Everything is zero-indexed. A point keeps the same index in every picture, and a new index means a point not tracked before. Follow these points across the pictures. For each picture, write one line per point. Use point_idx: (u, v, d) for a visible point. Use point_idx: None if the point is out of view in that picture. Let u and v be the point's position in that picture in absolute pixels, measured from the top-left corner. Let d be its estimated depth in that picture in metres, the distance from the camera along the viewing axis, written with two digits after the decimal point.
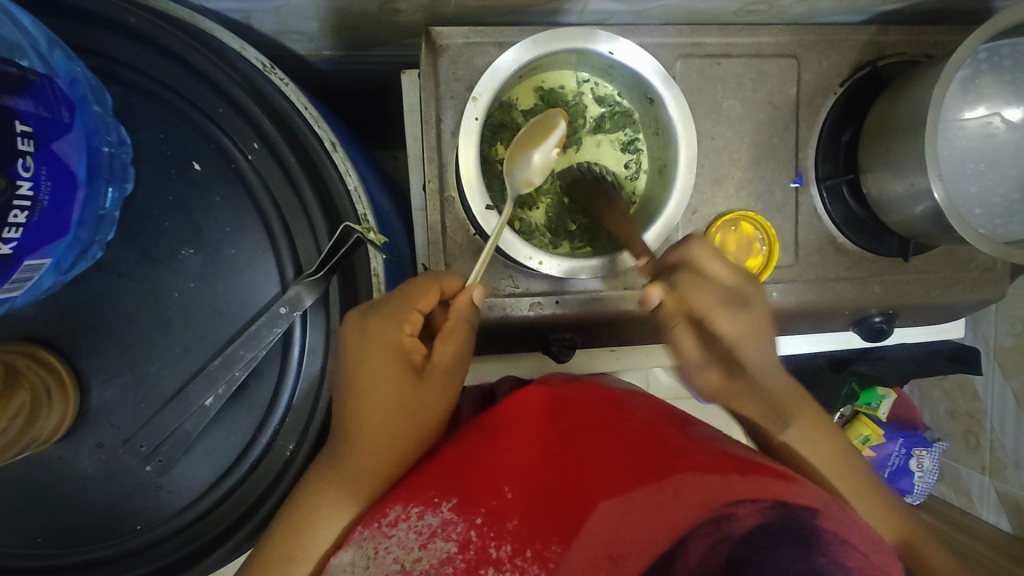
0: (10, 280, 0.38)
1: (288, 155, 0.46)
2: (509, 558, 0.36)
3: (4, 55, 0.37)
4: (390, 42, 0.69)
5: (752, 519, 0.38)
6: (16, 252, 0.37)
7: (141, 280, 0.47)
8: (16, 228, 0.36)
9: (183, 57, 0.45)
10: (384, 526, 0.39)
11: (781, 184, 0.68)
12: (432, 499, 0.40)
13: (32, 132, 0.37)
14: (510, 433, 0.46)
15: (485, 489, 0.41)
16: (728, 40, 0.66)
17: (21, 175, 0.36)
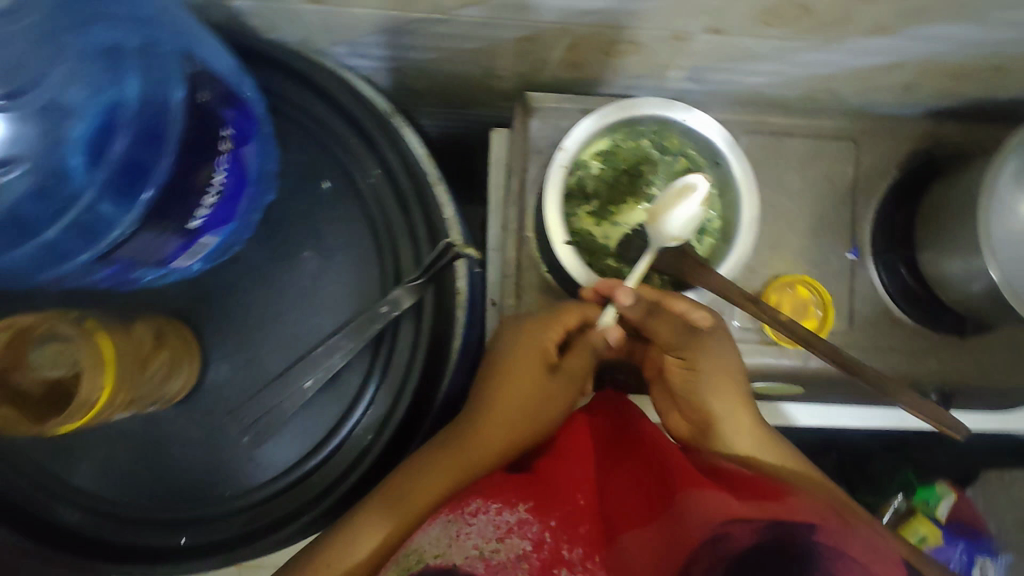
0: (189, 250, 0.46)
1: (404, 181, 0.55)
2: (579, 561, 0.41)
3: (231, 80, 0.46)
4: (486, 102, 0.80)
5: (748, 539, 0.40)
6: (201, 228, 0.45)
7: (265, 273, 0.56)
8: (206, 208, 0.44)
9: (332, 94, 0.55)
10: (466, 515, 0.44)
11: (838, 254, 0.72)
12: (511, 499, 0.45)
13: (232, 138, 0.45)
14: (567, 453, 0.51)
15: (560, 497, 0.45)
16: (789, 121, 0.73)
17: (220, 168, 0.44)
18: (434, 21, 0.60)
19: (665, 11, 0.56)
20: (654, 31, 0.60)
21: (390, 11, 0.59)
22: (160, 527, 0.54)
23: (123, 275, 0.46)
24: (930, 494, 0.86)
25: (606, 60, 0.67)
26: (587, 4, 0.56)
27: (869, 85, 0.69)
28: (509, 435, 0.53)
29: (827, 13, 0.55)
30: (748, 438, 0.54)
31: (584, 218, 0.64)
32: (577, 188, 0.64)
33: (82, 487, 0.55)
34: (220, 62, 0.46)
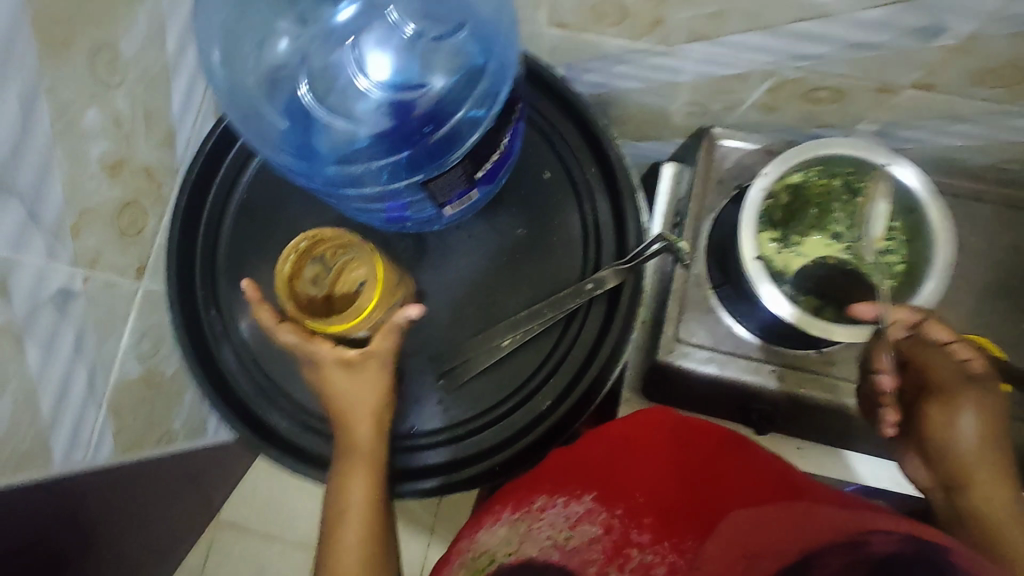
0: (461, 198, 0.50)
1: (619, 178, 0.61)
2: (648, 544, 0.51)
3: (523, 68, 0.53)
4: (666, 136, 0.89)
5: (886, 547, 0.41)
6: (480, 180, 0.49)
7: (484, 242, 0.64)
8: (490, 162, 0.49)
9: (566, 95, 0.62)
10: (534, 511, 0.54)
11: (1016, 323, 0.72)
12: (575, 492, 0.55)
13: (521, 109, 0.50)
14: (633, 449, 0.58)
15: (624, 494, 0.54)
16: (977, 187, 0.74)
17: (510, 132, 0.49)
18: (656, 52, 0.69)
19: (882, 63, 0.61)
20: (861, 82, 0.65)
21: (622, 40, 0.68)
22: None
23: (401, 209, 0.53)
24: None
25: (801, 106, 0.72)
26: (807, 50, 0.62)
27: None
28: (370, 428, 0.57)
29: None
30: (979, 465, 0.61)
31: (767, 243, 0.68)
32: (763, 215, 0.68)
33: (295, 401, 0.63)
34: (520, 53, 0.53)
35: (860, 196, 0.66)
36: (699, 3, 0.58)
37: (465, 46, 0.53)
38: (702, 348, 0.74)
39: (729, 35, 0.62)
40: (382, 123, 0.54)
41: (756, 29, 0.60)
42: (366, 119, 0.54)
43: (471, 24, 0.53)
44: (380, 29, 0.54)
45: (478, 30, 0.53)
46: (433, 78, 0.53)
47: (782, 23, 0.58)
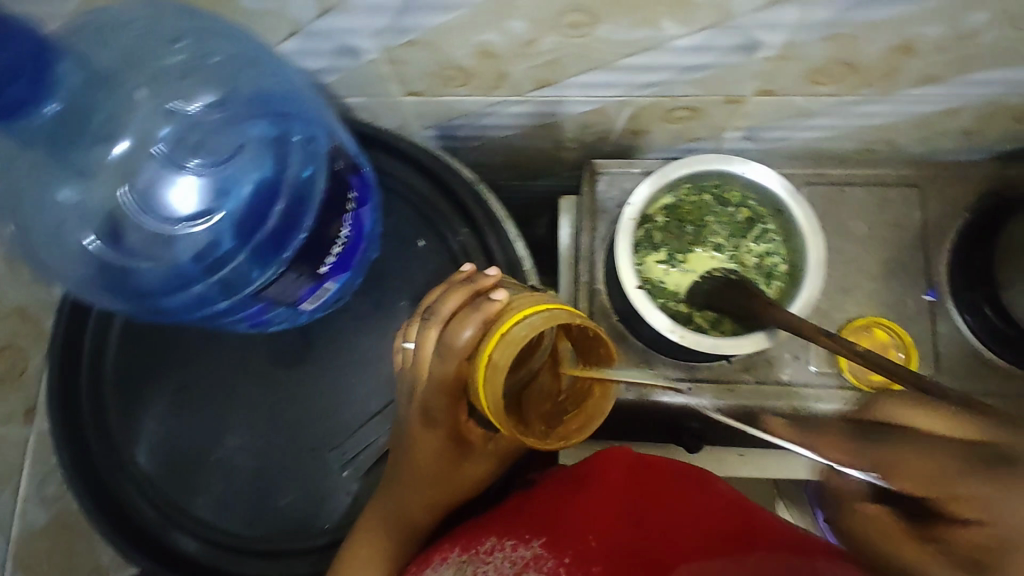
0: (316, 292, 0.52)
1: (489, 237, 0.62)
2: None
3: (354, 155, 0.54)
4: (555, 172, 0.90)
5: None
6: (326, 274, 0.51)
7: (369, 321, 0.63)
8: (331, 257, 0.50)
9: (427, 165, 0.64)
10: (482, 554, 0.51)
11: (914, 296, 0.73)
12: (525, 535, 0.52)
13: (356, 199, 0.51)
14: (599, 488, 0.55)
15: (574, 535, 0.50)
16: (849, 171, 0.76)
17: (346, 224, 0.50)
18: (512, 102, 0.70)
19: (720, 80, 0.63)
20: (710, 98, 0.66)
21: (477, 95, 0.69)
22: (277, 556, 0.60)
23: (257, 316, 0.52)
24: None
25: (667, 126, 0.74)
26: (648, 78, 0.63)
27: (929, 131, 0.71)
28: (445, 485, 0.57)
29: (872, 70, 0.60)
30: None
31: (654, 266, 0.69)
32: (644, 240, 0.69)
33: (199, 519, 0.61)
34: (330, 134, 0.54)
35: (731, 206, 0.69)
36: (531, 55, 0.60)
37: (266, 137, 0.54)
38: None
39: (571, 77, 0.64)
40: (215, 236, 0.53)
41: (592, 68, 0.61)
42: (200, 241, 0.53)
43: (264, 117, 0.54)
44: (160, 169, 0.53)
45: (274, 117, 0.54)
46: (244, 180, 0.53)
47: (614, 60, 0.60)
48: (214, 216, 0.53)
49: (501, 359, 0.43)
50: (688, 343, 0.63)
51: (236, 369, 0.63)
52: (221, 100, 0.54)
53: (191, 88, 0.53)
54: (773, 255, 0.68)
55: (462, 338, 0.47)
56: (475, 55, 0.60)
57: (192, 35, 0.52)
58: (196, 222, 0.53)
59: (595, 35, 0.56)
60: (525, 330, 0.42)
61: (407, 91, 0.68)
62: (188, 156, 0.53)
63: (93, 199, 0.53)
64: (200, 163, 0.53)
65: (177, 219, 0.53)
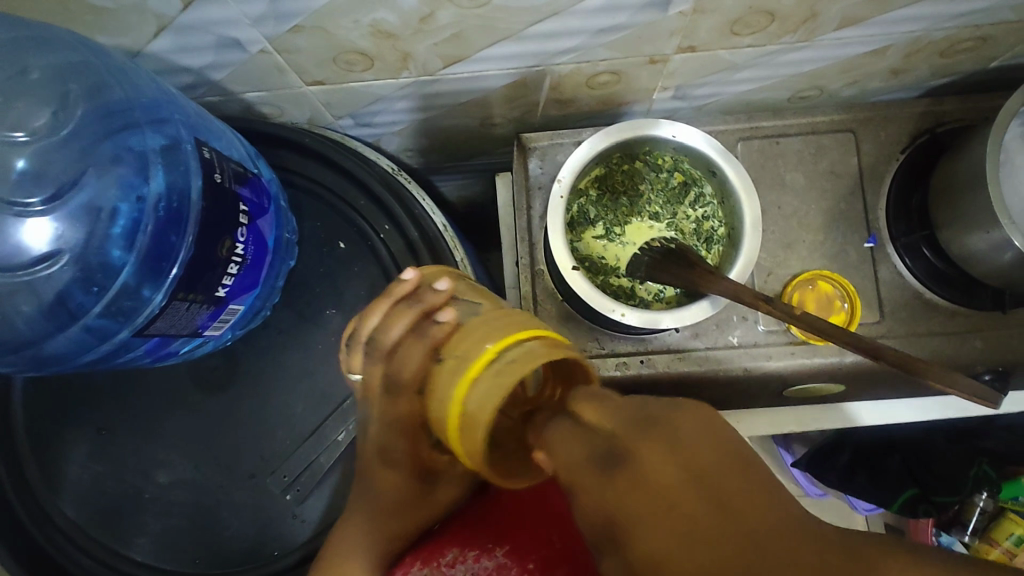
0: (219, 317, 0.49)
1: (413, 233, 0.59)
2: None
3: (241, 161, 0.49)
4: (487, 150, 0.86)
5: None
6: (227, 296, 0.48)
7: (294, 334, 0.59)
8: (229, 278, 0.48)
9: (337, 161, 0.60)
10: (444, 569, 0.49)
11: (855, 245, 0.72)
12: (486, 545, 0.51)
13: (248, 211, 0.48)
14: None
15: (535, 540, 0.51)
16: (783, 122, 0.74)
17: (239, 239, 0.47)
18: (423, 82, 0.65)
19: (636, 39, 0.59)
20: (630, 59, 0.63)
21: (385, 79, 0.64)
22: None
23: (159, 348, 0.49)
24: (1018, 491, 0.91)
25: (592, 93, 0.70)
26: (561, 45, 0.59)
27: (858, 74, 0.70)
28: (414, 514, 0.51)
29: (791, 16, 0.57)
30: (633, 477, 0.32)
31: (592, 242, 0.66)
32: (580, 216, 0.66)
33: (138, 561, 0.58)
34: (207, 139, 0.48)
35: (665, 171, 0.66)
36: (431, 31, 0.55)
37: (122, 152, 0.46)
38: None
39: (479, 51, 0.59)
40: (81, 271, 0.45)
41: (500, 39, 0.57)
42: (59, 281, 0.45)
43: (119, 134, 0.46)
44: None
45: (127, 128, 0.46)
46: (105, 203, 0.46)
47: (521, 29, 0.56)
48: (69, 254, 0.45)
49: (475, 407, 0.37)
50: (630, 320, 0.60)
51: (159, 402, 0.59)
52: (53, 120, 0.45)
53: (16, 112, 0.45)
54: (710, 218, 0.66)
55: (412, 370, 0.44)
56: (371, 36, 0.55)
57: (9, 50, 0.45)
58: (47, 264, 0.45)
59: (494, 3, 0.51)
60: (493, 379, 0.36)
61: (308, 80, 0.63)
62: (25, 194, 0.44)
63: None
64: (38, 197, 0.45)
65: (24, 264, 0.45)
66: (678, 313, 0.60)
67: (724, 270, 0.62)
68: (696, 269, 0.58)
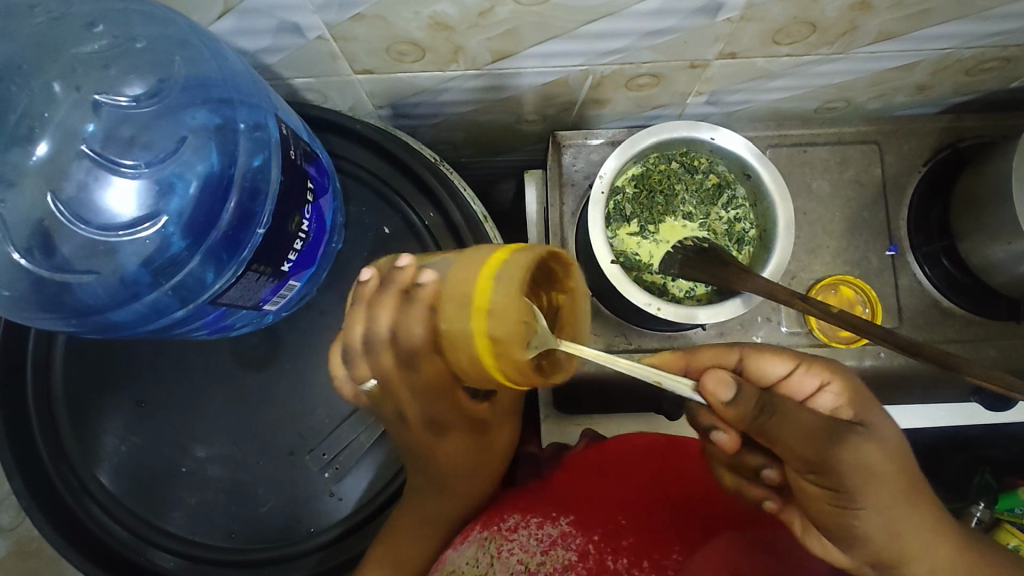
0: (279, 292, 0.50)
1: (458, 220, 0.60)
2: (626, 569, 0.47)
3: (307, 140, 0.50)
4: (518, 147, 0.88)
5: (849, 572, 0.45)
6: (289, 271, 0.49)
7: (336, 315, 0.60)
8: (294, 253, 0.48)
9: (386, 148, 0.61)
10: (505, 531, 0.51)
11: (877, 252, 0.74)
12: (550, 514, 0.52)
13: (314, 189, 0.49)
14: (624, 470, 0.57)
15: (603, 516, 0.52)
16: (810, 131, 0.76)
17: (305, 216, 0.48)
18: (469, 76, 0.67)
19: (681, 43, 0.61)
20: (672, 63, 0.65)
21: (432, 71, 0.65)
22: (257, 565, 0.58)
23: (218, 321, 0.50)
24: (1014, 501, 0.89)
25: (630, 94, 0.72)
26: (608, 46, 0.61)
27: (885, 88, 0.72)
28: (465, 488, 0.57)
29: (831, 28, 0.59)
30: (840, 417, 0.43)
31: (627, 238, 0.68)
32: (616, 213, 0.68)
33: (174, 534, 0.58)
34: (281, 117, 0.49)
35: (700, 172, 0.68)
36: (486, 25, 0.57)
37: (203, 125, 0.48)
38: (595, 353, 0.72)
39: (529, 48, 0.61)
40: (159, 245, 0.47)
41: (551, 37, 0.59)
42: (144, 245, 0.47)
43: (205, 107, 0.48)
44: (91, 171, 0.46)
45: (206, 104, 0.48)
46: (185, 175, 0.47)
47: (574, 27, 0.57)
48: (164, 218, 0.47)
49: (502, 331, 0.36)
50: (666, 316, 0.62)
51: (201, 376, 0.59)
52: (154, 87, 0.47)
53: (116, 76, 0.46)
54: (741, 220, 0.68)
55: (418, 336, 0.42)
56: (428, 28, 0.57)
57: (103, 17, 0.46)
58: (146, 225, 0.47)
59: (553, 2, 0.53)
60: (501, 293, 0.36)
61: (358, 69, 0.64)
62: (120, 157, 0.46)
63: (18, 207, 0.45)
64: (130, 161, 0.46)
65: (111, 228, 0.46)
66: (712, 309, 0.62)
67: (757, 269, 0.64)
68: (730, 267, 0.59)
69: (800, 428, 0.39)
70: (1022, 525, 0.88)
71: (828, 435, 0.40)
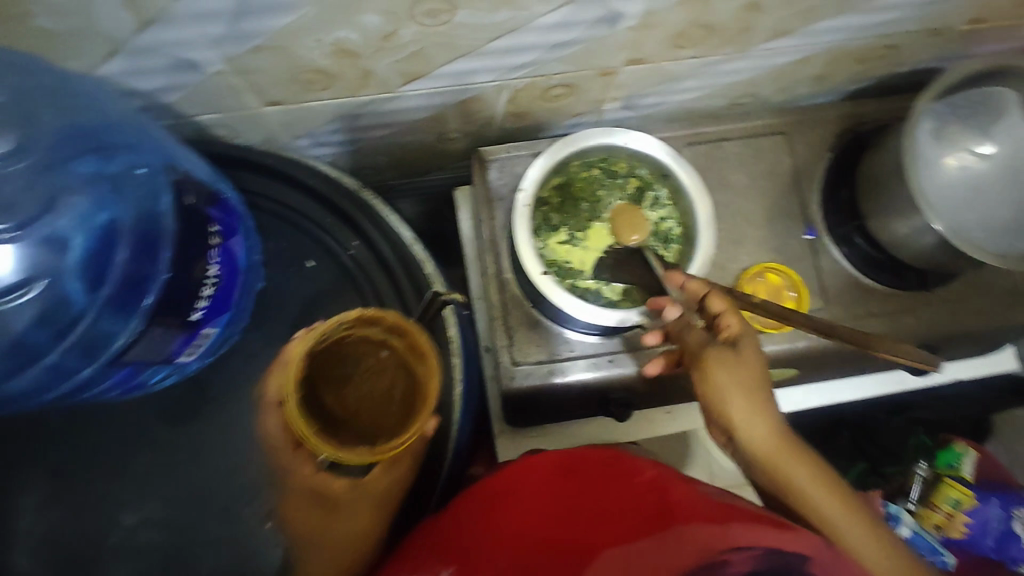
0: (193, 343, 0.47)
1: (383, 245, 0.59)
2: None
3: (211, 181, 0.48)
4: (444, 166, 0.87)
5: (746, 566, 0.40)
6: (201, 320, 0.47)
7: (265, 358, 0.58)
8: (203, 300, 0.46)
9: (300, 180, 0.59)
10: None
11: (796, 238, 0.78)
12: (435, 566, 0.48)
13: (219, 232, 0.47)
14: (515, 496, 0.51)
15: (486, 554, 0.47)
16: (723, 127, 0.79)
17: (212, 260, 0.46)
18: (382, 99, 0.66)
19: (587, 53, 0.62)
20: (582, 72, 0.66)
21: (342, 98, 0.64)
22: None
23: (128, 381, 0.47)
24: (950, 456, 0.95)
25: (546, 105, 0.73)
26: (518, 60, 0.62)
27: (787, 81, 0.76)
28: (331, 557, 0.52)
29: (727, 28, 0.62)
30: (741, 376, 0.53)
31: (557, 247, 0.68)
32: (543, 223, 0.69)
33: None
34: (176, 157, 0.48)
35: (622, 175, 0.70)
36: (392, 49, 0.56)
37: (88, 176, 0.46)
38: (539, 363, 0.72)
39: (439, 68, 0.61)
40: (47, 307, 0.44)
41: (459, 56, 0.59)
42: (36, 304, 0.44)
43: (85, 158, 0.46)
44: None
45: (88, 151, 0.46)
46: (69, 230, 0.45)
47: (482, 45, 0.58)
48: (47, 279, 0.44)
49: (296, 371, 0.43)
50: (606, 323, 0.64)
51: (121, 437, 0.56)
52: (23, 144, 0.45)
53: None
54: (667, 219, 0.69)
55: (275, 391, 0.48)
56: (332, 55, 0.56)
57: None
58: (23, 292, 0.44)
59: (454, 21, 0.53)
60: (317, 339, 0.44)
61: (266, 100, 0.62)
62: None
63: None
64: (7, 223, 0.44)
65: None
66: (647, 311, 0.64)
67: (685, 263, 0.66)
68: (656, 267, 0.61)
69: (699, 345, 0.56)
70: (961, 476, 0.93)
71: (707, 342, 0.55)
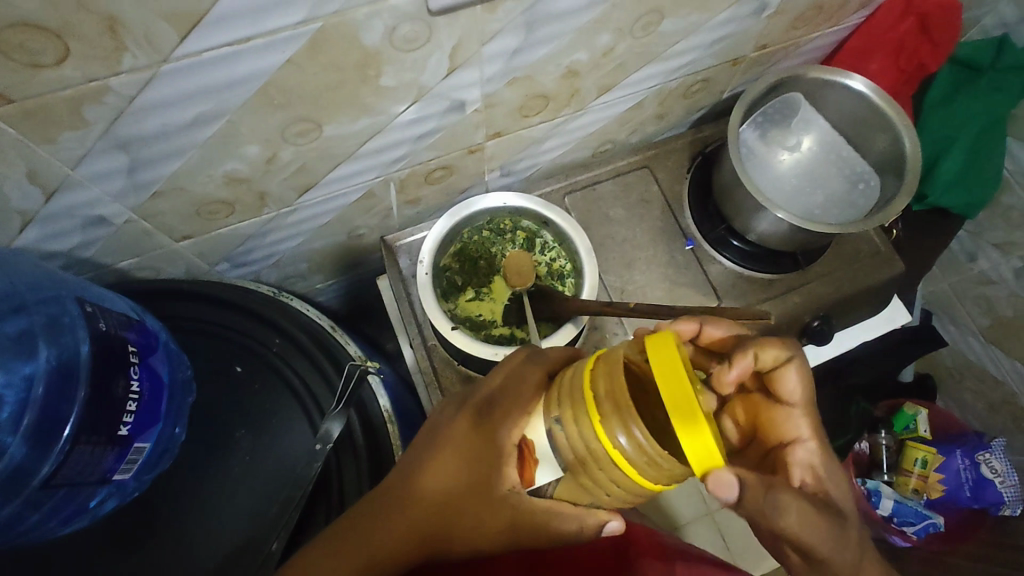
0: (125, 459, 0.53)
1: (301, 336, 0.65)
2: None
3: (132, 312, 0.56)
4: (363, 260, 0.95)
5: None
6: (131, 434, 0.53)
7: (206, 465, 0.61)
8: (129, 414, 0.52)
9: (217, 296, 0.66)
10: None
11: (680, 250, 0.87)
12: None
13: (137, 351, 0.54)
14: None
15: None
16: (593, 173, 0.90)
17: (133, 377, 0.53)
18: (283, 215, 0.74)
19: (450, 137, 0.73)
20: (452, 153, 0.76)
21: (248, 219, 0.72)
22: None
23: (67, 508, 0.52)
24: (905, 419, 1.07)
25: (433, 187, 0.82)
26: (391, 155, 0.71)
27: (634, 124, 0.89)
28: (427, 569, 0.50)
29: (560, 94, 0.74)
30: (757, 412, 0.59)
31: (467, 305, 0.75)
32: (449, 287, 0.76)
33: None
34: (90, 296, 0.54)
35: (510, 230, 0.78)
36: (277, 169, 0.65)
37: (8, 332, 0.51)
38: None
39: (325, 175, 0.70)
40: None
41: (337, 162, 0.68)
42: None
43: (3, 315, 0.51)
44: None
45: (16, 311, 0.52)
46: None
47: (354, 149, 0.67)
48: None
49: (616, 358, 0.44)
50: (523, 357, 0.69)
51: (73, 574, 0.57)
52: None
53: None
54: (557, 258, 0.78)
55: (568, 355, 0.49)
56: (226, 185, 0.64)
57: None
58: None
59: (323, 136, 0.63)
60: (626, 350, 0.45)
61: (177, 236, 0.70)
62: None
63: None
64: None
65: None
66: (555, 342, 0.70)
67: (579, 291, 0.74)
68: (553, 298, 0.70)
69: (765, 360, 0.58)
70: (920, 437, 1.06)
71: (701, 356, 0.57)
